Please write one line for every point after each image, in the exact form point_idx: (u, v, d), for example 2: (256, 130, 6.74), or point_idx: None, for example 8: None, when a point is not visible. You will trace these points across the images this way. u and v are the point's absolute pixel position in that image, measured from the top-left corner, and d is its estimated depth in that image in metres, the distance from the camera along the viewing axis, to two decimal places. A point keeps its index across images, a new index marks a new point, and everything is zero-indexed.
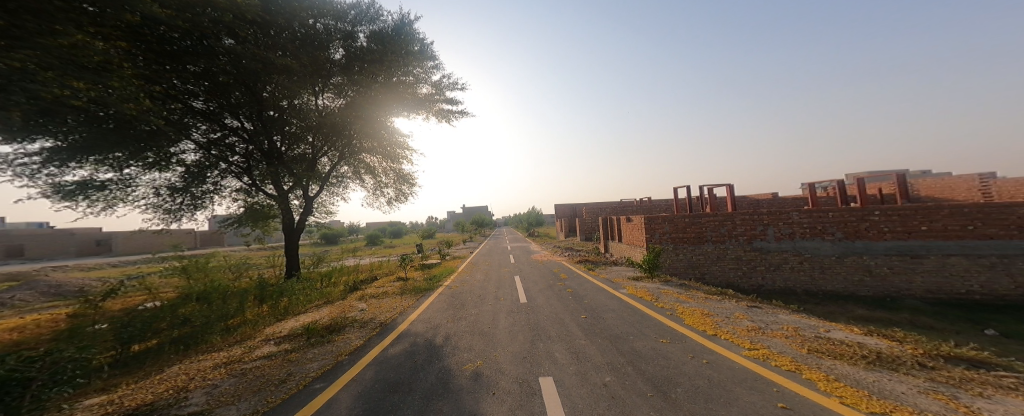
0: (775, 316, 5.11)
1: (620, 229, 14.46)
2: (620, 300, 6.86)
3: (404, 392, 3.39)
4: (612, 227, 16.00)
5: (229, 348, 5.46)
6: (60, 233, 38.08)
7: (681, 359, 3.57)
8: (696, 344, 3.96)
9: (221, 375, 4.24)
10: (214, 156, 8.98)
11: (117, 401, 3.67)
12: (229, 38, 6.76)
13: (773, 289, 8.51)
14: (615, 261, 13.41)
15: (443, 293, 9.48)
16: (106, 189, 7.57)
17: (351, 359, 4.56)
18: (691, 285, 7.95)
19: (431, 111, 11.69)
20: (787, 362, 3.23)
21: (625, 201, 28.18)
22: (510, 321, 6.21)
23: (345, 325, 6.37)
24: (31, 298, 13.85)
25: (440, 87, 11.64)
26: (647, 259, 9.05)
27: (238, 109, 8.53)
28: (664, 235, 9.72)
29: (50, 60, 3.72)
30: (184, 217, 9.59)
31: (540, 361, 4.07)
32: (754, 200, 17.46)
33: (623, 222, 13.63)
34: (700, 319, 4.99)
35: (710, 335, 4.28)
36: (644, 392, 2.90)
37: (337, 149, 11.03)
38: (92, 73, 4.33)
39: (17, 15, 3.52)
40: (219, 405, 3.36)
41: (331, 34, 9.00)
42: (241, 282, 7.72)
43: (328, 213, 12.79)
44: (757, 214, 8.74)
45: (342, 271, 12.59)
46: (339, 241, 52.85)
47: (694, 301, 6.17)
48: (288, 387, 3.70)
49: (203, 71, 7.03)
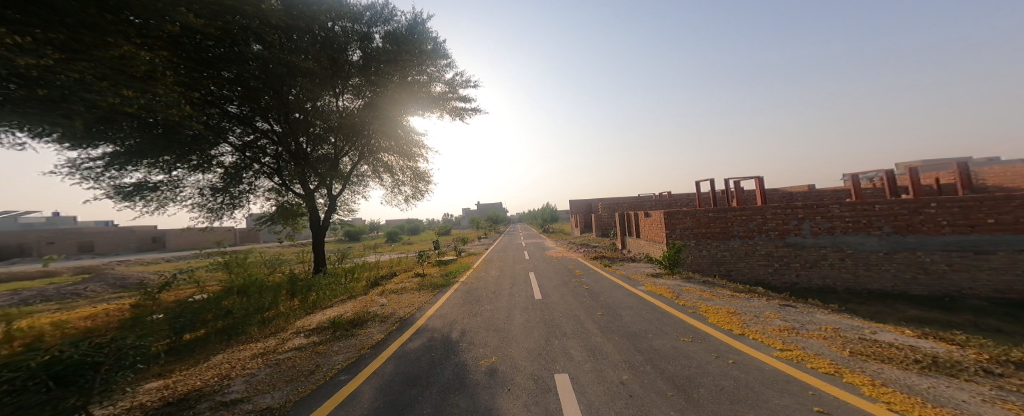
0: (812, 316, 4.86)
1: (638, 225, 14.19)
2: (639, 298, 6.70)
3: (422, 386, 3.46)
4: (629, 223, 15.69)
5: (265, 339, 5.75)
6: (117, 229, 41.42)
7: (704, 359, 3.46)
8: (720, 344, 3.82)
9: (258, 365, 4.48)
10: (249, 158, 9.45)
11: (172, 386, 3.93)
12: (257, 44, 7.05)
13: (809, 287, 8.09)
14: (632, 257, 13.18)
15: (460, 289, 9.62)
16: (158, 190, 8.12)
17: (372, 352, 4.70)
18: (715, 282, 7.65)
19: (445, 109, 11.81)
20: (825, 364, 3.07)
21: (644, 197, 27.48)
22: (525, 317, 6.23)
23: (367, 320, 6.57)
24: (99, 289, 15.19)
25: (453, 85, 11.72)
26: (669, 255, 8.80)
27: (267, 113, 8.92)
28: (687, 230, 9.45)
29: (104, 70, 4.06)
30: (226, 216, 10.18)
31: (555, 358, 4.05)
32: (786, 193, 16.58)
33: (641, 218, 13.34)
34: (725, 317, 4.84)
35: (738, 334, 4.11)
36: (664, 392, 2.83)
37: (356, 149, 11.29)
38: (140, 83, 4.64)
39: (74, 29, 3.87)
40: (257, 393, 3.55)
41: (349, 36, 9.19)
42: (275, 277, 8.11)
43: (350, 210, 13.16)
44: (791, 208, 8.34)
45: (363, 267, 12.98)
46: (360, 237, 54.54)
47: (718, 299, 5.96)
48: (316, 379, 3.84)
49: (235, 77, 7.42)
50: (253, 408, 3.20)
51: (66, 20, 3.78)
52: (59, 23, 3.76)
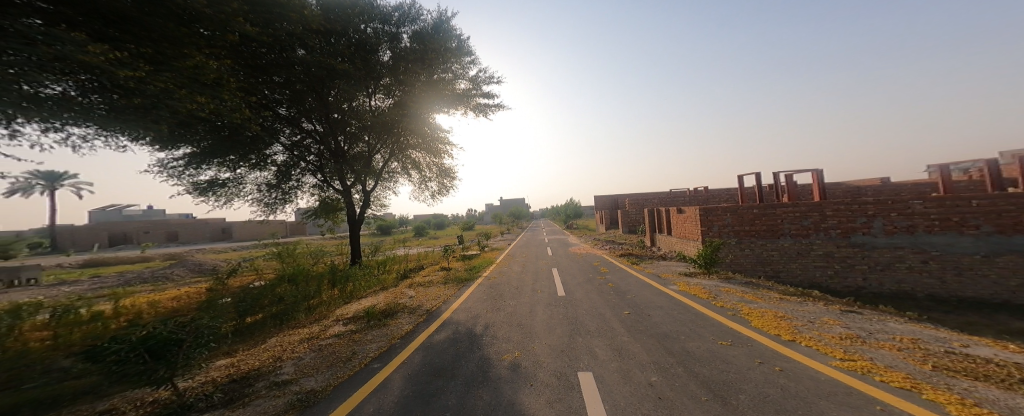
0: (882, 324, 4.40)
1: (670, 222, 13.51)
2: (670, 298, 6.43)
3: (448, 378, 3.56)
4: (660, 219, 15.05)
5: (310, 325, 6.19)
6: (187, 222, 46.41)
7: (746, 365, 3.26)
8: (764, 350, 3.58)
9: (304, 350, 4.83)
10: (297, 156, 10.16)
11: (235, 364, 4.35)
12: (301, 48, 7.54)
13: (879, 293, 7.15)
14: (662, 255, 12.60)
15: (483, 284, 9.76)
16: (224, 186, 9.04)
17: (402, 343, 4.90)
18: (761, 285, 7.10)
19: (469, 106, 11.89)
20: (898, 378, 2.77)
21: (679, 193, 26.09)
22: (549, 313, 6.19)
23: (397, 311, 6.84)
24: (184, 273, 17.37)
25: (477, 82, 11.80)
26: (705, 254, 8.33)
27: (311, 114, 9.51)
28: (725, 228, 9.06)
29: (182, 79, 4.86)
30: (279, 210, 11.09)
31: (579, 356, 4.00)
32: (847, 188, 14.88)
33: (674, 214, 12.76)
34: (772, 321, 4.50)
35: (786, 341, 3.81)
36: (698, 396, 2.71)
37: (388, 147, 11.69)
38: (210, 90, 5.39)
39: (159, 44, 4.68)
40: (302, 376, 3.82)
41: (379, 37, 9.48)
42: (318, 267, 8.75)
43: (382, 206, 13.74)
44: (858, 204, 7.47)
45: (393, 260, 13.50)
46: (390, 232, 56.84)
47: (763, 302, 5.56)
48: (352, 365, 4.08)
49: (285, 81, 8.02)
50: (299, 389, 3.46)
51: (151, 36, 4.57)
52: (147, 38, 4.57)
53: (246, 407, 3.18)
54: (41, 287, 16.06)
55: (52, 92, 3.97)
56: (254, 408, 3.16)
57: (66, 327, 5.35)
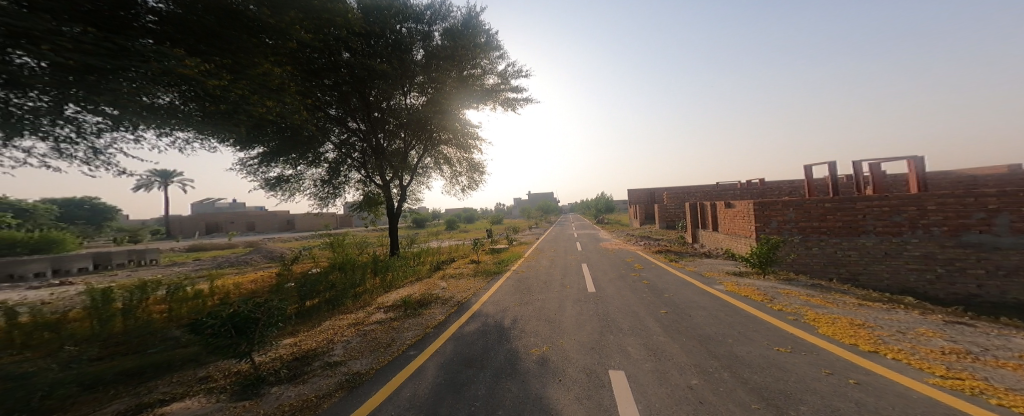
0: (1000, 339, 3.71)
1: (716, 217, 12.48)
2: (714, 298, 6.00)
3: (478, 368, 3.67)
4: (703, 215, 13.99)
5: (356, 311, 6.72)
6: (258, 214, 52.48)
7: (810, 374, 2.95)
8: (832, 360, 3.20)
9: (351, 334, 5.27)
10: (345, 154, 10.97)
11: (298, 344, 4.88)
12: (346, 52, 8.62)
13: (998, 303, 5.91)
14: (705, 252, 11.69)
15: (511, 277, 9.87)
16: (286, 182, 10.11)
17: (435, 332, 5.13)
18: (827, 288, 6.32)
19: (498, 101, 11.92)
20: (1022, 403, 2.32)
21: (727, 186, 23.98)
22: (577, 309, 6.10)
23: (431, 301, 7.19)
24: (259, 258, 19.87)
25: (505, 76, 11.79)
26: (760, 252, 7.48)
27: (356, 113, 10.32)
28: (788, 224, 8.27)
29: (253, 86, 5.47)
30: (332, 204, 12.14)
31: (611, 354, 3.90)
32: (942, 181, 12.60)
33: (720, 209, 11.78)
34: (845, 329, 4.00)
35: (864, 352, 3.37)
36: (746, 404, 2.51)
37: (422, 143, 12.10)
38: (277, 95, 5.99)
39: (237, 54, 5.39)
40: (349, 359, 4.18)
41: (412, 36, 9.90)
42: (363, 257, 9.46)
43: (417, 200, 14.38)
44: (974, 196, 6.23)
45: (427, 252, 14.08)
46: (428, 225, 59.41)
47: (832, 307, 4.97)
48: (391, 351, 4.37)
49: (333, 84, 9.07)
50: (347, 371, 3.79)
51: (228, 48, 5.30)
52: (227, 51, 5.27)
53: (305, 384, 3.55)
54: (158, 267, 19.46)
55: (163, 103, 4.65)
56: (311, 384, 3.54)
57: (173, 303, 6.34)
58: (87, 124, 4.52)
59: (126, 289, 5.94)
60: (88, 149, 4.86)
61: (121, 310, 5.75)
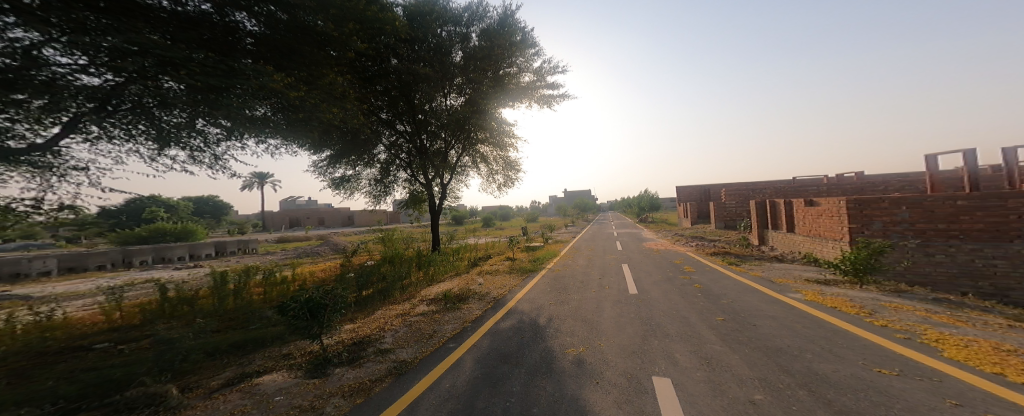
0: None
1: (794, 217, 11.03)
2: (783, 307, 5.34)
3: (513, 364, 3.71)
4: (775, 214, 12.41)
5: (403, 302, 7.16)
6: (327, 210, 58.78)
7: (926, 403, 2.47)
8: (948, 389, 2.65)
9: (398, 323, 5.63)
10: (394, 155, 11.77)
11: (356, 330, 5.37)
12: (393, 58, 9.62)
13: None
14: (776, 255, 10.34)
15: (547, 275, 9.77)
16: (346, 181, 11.15)
17: (472, 326, 5.27)
18: (936, 303, 5.23)
19: (533, 98, 11.85)
20: None
21: (799, 184, 21.02)
22: (617, 311, 5.86)
23: (469, 296, 7.40)
24: (326, 250, 22.25)
25: (541, 73, 11.64)
26: (853, 259, 6.37)
27: (403, 116, 10.96)
28: (898, 226, 6.81)
29: (319, 94, 6.13)
30: (383, 201, 13.12)
31: (655, 360, 3.68)
32: None
33: (800, 207, 10.36)
34: (984, 355, 3.26)
35: (1011, 383, 2.73)
36: None
37: (461, 143, 12.40)
38: (338, 103, 6.65)
39: (308, 67, 6.07)
40: (396, 347, 4.48)
41: (452, 39, 10.25)
42: (409, 253, 10.13)
43: (456, 197, 14.83)
44: None
45: (465, 249, 14.45)
46: (472, 222, 61.24)
47: (956, 327, 4.12)
48: (432, 342, 4.59)
49: (384, 90, 9.95)
50: (394, 359, 4.07)
51: (302, 61, 5.97)
52: (300, 64, 5.95)
53: (361, 367, 3.89)
54: (253, 255, 22.88)
55: (259, 114, 5.39)
56: (364, 368, 3.87)
57: (264, 288, 7.42)
58: (209, 133, 5.45)
59: (235, 272, 7.14)
60: (211, 156, 5.82)
61: (232, 290, 6.86)
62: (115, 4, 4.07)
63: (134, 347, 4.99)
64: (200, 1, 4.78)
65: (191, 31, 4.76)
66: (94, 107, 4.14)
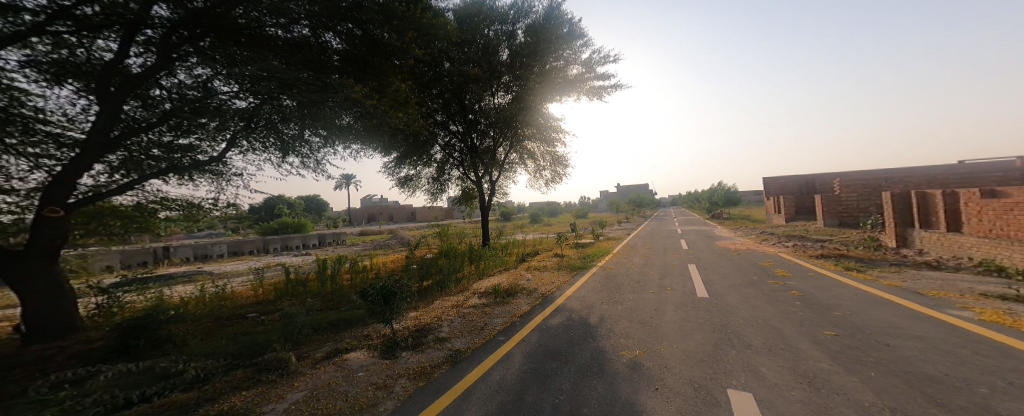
0: None
1: (964, 212, 8.62)
2: (926, 326, 4.22)
3: (562, 362, 3.59)
4: (932, 208, 9.78)
5: (458, 293, 7.48)
6: (396, 207, 64.48)
7: None
8: None
9: (453, 314, 5.88)
10: (448, 154, 12.34)
11: (418, 318, 5.74)
12: (446, 61, 10.03)
13: None
14: (930, 260, 8.21)
15: (598, 273, 9.34)
16: (407, 180, 12.04)
17: (522, 321, 5.25)
18: None
19: (583, 91, 11.34)
20: None
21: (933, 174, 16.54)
22: (683, 315, 5.31)
23: (517, 291, 7.41)
24: (392, 243, 24.46)
25: (590, 64, 11.06)
26: None
27: (455, 116, 11.39)
28: None
29: (388, 101, 6.62)
30: (439, 198, 13.88)
31: (731, 371, 3.22)
32: None
33: (980, 198, 8.01)
34: None
35: None
36: None
37: (508, 140, 12.45)
38: (402, 107, 7.14)
39: (379, 76, 6.66)
40: (452, 336, 4.68)
41: (498, 38, 10.32)
42: (461, 248, 10.58)
43: (504, 194, 14.99)
44: None
45: (514, 244, 14.45)
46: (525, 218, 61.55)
47: None
48: (484, 334, 4.70)
49: (439, 93, 10.46)
50: (450, 347, 4.25)
51: (374, 71, 6.59)
52: (369, 75, 6.56)
53: (422, 353, 4.14)
54: (337, 245, 26.29)
55: (343, 122, 6.08)
56: (425, 354, 4.10)
57: (351, 274, 8.45)
58: (314, 142, 6.36)
59: (331, 259, 8.29)
60: (315, 161, 6.74)
61: (327, 275, 7.94)
62: (251, 39, 5.37)
63: (268, 317, 6.18)
64: (302, 26, 5.74)
65: (296, 53, 5.84)
66: (244, 125, 5.23)
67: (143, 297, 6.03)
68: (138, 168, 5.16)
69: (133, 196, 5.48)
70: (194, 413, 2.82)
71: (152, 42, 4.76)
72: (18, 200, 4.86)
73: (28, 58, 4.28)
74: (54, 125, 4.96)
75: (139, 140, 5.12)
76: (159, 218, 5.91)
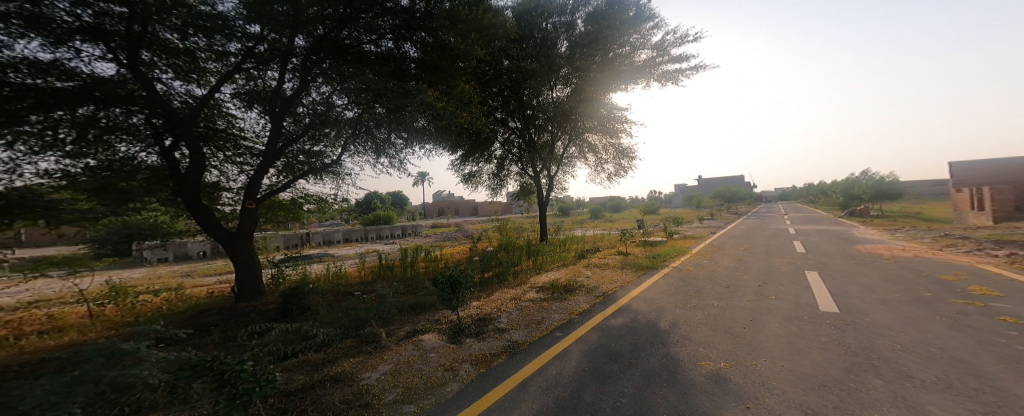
0: None
1: None
2: None
3: (625, 365, 3.28)
4: None
5: (516, 286, 7.54)
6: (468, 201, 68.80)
7: None
8: None
9: (510, 306, 5.94)
10: (508, 150, 12.50)
11: (480, 308, 5.95)
12: (506, 59, 10.05)
13: None
14: None
15: (671, 275, 8.31)
16: (468, 176, 12.62)
17: (580, 319, 5.01)
18: None
19: (653, 76, 10.21)
20: None
21: None
22: (791, 331, 4.33)
23: (575, 288, 7.11)
24: (461, 235, 26.18)
25: (664, 46, 9.85)
26: None
27: (514, 112, 11.40)
28: None
29: (454, 102, 6.84)
30: (499, 192, 14.21)
31: (866, 402, 2.49)
32: None
33: None
34: None
35: None
36: None
37: (568, 133, 12.04)
38: (467, 107, 7.43)
39: (447, 79, 6.87)
40: (512, 328, 4.73)
41: (557, 30, 9.90)
42: (517, 243, 10.68)
43: (563, 188, 14.59)
44: None
45: (571, 240, 13.91)
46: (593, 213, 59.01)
47: None
48: (541, 328, 4.63)
49: (498, 91, 10.68)
50: (508, 338, 4.30)
51: (441, 74, 6.80)
52: (435, 79, 6.75)
53: (483, 341, 4.28)
54: (415, 235, 29.38)
55: (421, 125, 6.65)
56: (484, 342, 4.23)
57: (424, 262, 9.28)
58: (398, 143, 7.05)
59: (410, 248, 9.22)
60: (400, 160, 7.53)
61: (405, 262, 8.89)
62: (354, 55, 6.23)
63: (367, 296, 7.23)
64: (388, 41, 6.45)
65: (385, 64, 6.51)
66: (351, 133, 6.15)
67: (295, 271, 7.66)
68: (292, 171, 6.52)
69: (291, 193, 6.97)
70: (321, 371, 3.44)
71: (296, 68, 5.99)
72: (234, 196, 6.65)
73: (235, 90, 5.91)
74: (250, 142, 6.55)
75: (294, 149, 6.52)
76: (304, 210, 7.40)
